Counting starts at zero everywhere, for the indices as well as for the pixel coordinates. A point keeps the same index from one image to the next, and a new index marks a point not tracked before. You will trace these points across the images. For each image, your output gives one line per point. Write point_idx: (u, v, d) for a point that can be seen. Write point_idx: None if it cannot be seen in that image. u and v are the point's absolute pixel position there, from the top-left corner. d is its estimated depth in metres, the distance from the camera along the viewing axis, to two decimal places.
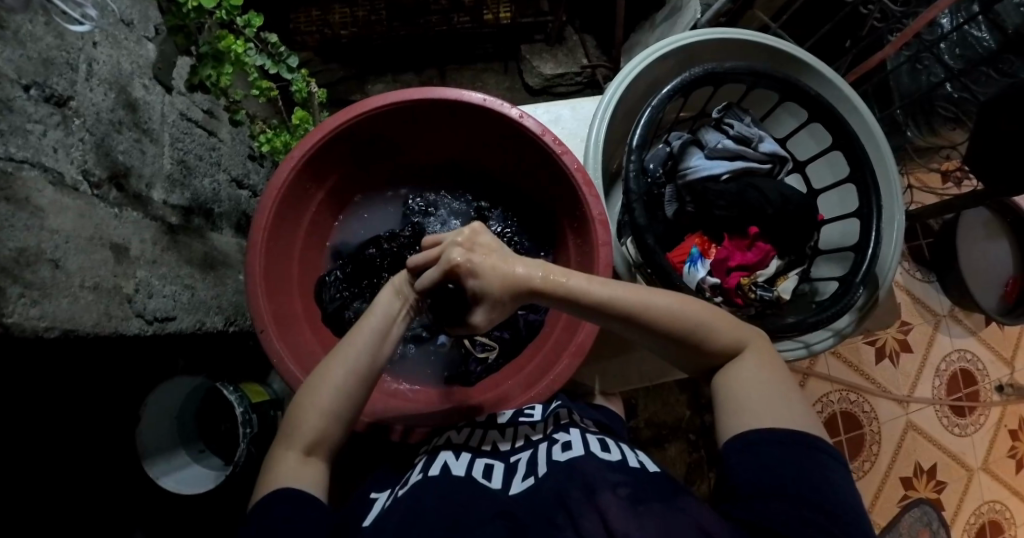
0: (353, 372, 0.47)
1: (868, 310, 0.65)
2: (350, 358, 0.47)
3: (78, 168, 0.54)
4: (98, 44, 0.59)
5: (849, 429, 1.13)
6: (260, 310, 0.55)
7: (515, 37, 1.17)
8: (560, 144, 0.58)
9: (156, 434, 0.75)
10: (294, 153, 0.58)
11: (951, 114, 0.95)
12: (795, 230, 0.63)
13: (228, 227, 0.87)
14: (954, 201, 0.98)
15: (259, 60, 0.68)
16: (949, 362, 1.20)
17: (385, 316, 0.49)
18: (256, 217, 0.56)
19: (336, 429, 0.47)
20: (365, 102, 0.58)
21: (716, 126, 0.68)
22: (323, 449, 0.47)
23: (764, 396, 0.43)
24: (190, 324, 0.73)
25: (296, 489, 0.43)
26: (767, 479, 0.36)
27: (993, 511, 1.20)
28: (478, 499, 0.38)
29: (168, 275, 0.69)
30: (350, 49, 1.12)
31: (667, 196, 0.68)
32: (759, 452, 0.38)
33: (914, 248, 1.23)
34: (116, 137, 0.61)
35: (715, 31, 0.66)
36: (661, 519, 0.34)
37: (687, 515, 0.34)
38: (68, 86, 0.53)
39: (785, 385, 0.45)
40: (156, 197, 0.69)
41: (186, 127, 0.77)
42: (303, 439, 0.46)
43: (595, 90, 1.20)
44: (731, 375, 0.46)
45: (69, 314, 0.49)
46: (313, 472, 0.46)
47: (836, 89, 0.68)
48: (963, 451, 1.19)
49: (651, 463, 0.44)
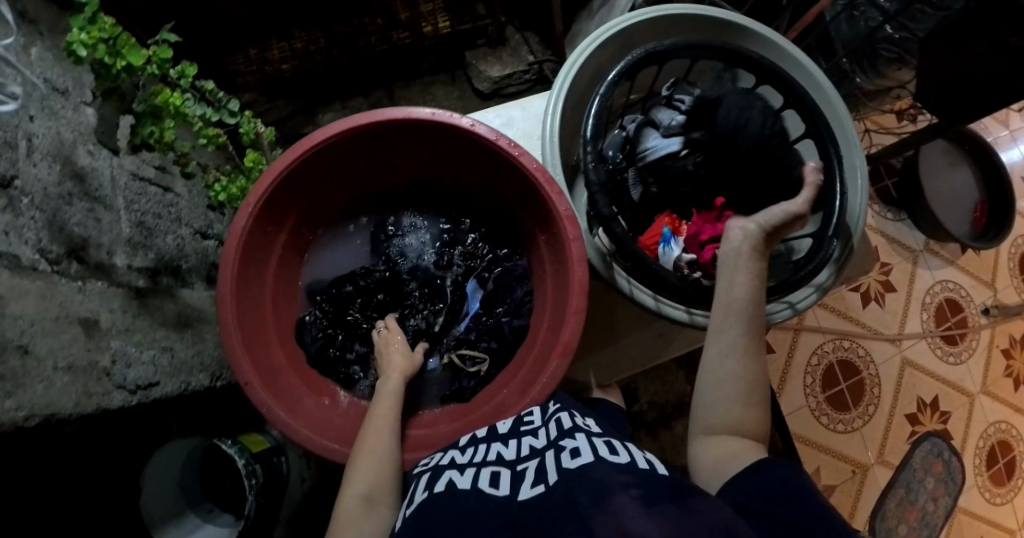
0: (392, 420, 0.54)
1: (845, 261, 0.65)
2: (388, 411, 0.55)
3: (34, 248, 0.52)
4: (34, 117, 0.57)
5: (848, 377, 1.15)
6: (240, 363, 0.54)
7: (457, 45, 1.17)
8: (515, 146, 0.58)
9: (159, 504, 0.73)
10: (249, 198, 0.56)
11: (894, 54, 0.97)
12: None
13: (199, 281, 0.86)
14: (912, 138, 1.00)
15: (200, 110, 0.67)
16: (933, 294, 1.23)
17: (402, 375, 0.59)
18: (221, 270, 0.55)
19: (391, 476, 0.50)
20: (313, 135, 0.57)
21: (667, 104, 0.69)
22: (382, 498, 0.48)
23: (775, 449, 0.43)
24: (174, 386, 0.71)
25: None
26: (775, 487, 0.37)
27: (999, 431, 1.23)
28: (485, 514, 0.37)
29: (145, 340, 0.67)
30: (295, 82, 1.11)
31: (631, 180, 0.67)
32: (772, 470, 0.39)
33: (880, 190, 1.24)
34: (67, 210, 0.59)
35: (650, 10, 0.66)
36: (674, 520, 0.32)
37: (700, 517, 0.33)
38: (10, 166, 0.51)
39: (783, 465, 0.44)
40: (119, 263, 0.67)
41: (140, 187, 0.75)
42: (361, 487, 0.48)
43: (545, 85, 1.20)
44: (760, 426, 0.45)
45: (46, 400, 0.48)
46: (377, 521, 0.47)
47: (778, 48, 0.68)
48: (961, 378, 1.22)
49: (660, 465, 0.43)
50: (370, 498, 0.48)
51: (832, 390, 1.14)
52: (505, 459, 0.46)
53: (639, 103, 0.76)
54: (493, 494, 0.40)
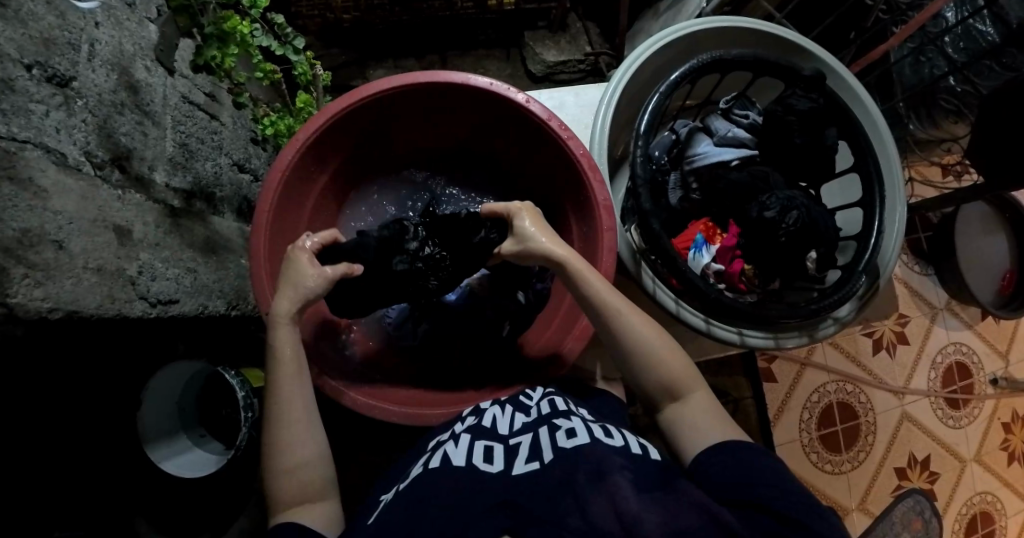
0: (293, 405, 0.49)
1: (869, 298, 0.65)
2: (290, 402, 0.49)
3: (80, 150, 0.53)
4: (100, 24, 0.58)
5: (845, 419, 1.15)
6: (264, 292, 0.55)
7: (518, 23, 1.18)
8: (566, 129, 0.59)
9: (159, 420, 0.74)
10: (298, 136, 0.58)
11: (952, 106, 0.95)
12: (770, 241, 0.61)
13: (229, 211, 0.87)
14: (953, 194, 0.98)
15: (263, 42, 0.69)
16: (945, 355, 1.22)
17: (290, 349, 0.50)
18: (260, 198, 0.56)
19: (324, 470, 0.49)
20: (372, 84, 0.58)
21: (724, 115, 0.68)
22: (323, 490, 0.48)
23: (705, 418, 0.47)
24: (192, 307, 0.71)
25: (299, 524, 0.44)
26: (741, 476, 0.38)
27: (984, 501, 1.22)
28: (484, 488, 0.38)
29: (171, 258, 0.68)
30: (353, 33, 1.12)
31: (671, 183, 0.69)
32: (733, 456, 0.41)
33: (913, 241, 1.23)
34: (117, 119, 0.60)
35: (717, 20, 0.66)
36: (667, 509, 0.35)
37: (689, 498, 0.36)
38: (70, 67, 0.52)
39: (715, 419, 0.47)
40: (158, 179, 0.68)
41: (188, 110, 0.76)
42: (297, 483, 0.47)
43: (597, 78, 1.20)
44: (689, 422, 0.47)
45: (72, 296, 0.48)
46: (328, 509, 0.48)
47: (841, 78, 0.67)
48: (956, 442, 1.21)
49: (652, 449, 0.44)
50: (313, 489, 0.47)
51: (827, 430, 1.14)
52: (497, 432, 0.47)
53: (694, 110, 0.76)
54: (488, 470, 0.41)
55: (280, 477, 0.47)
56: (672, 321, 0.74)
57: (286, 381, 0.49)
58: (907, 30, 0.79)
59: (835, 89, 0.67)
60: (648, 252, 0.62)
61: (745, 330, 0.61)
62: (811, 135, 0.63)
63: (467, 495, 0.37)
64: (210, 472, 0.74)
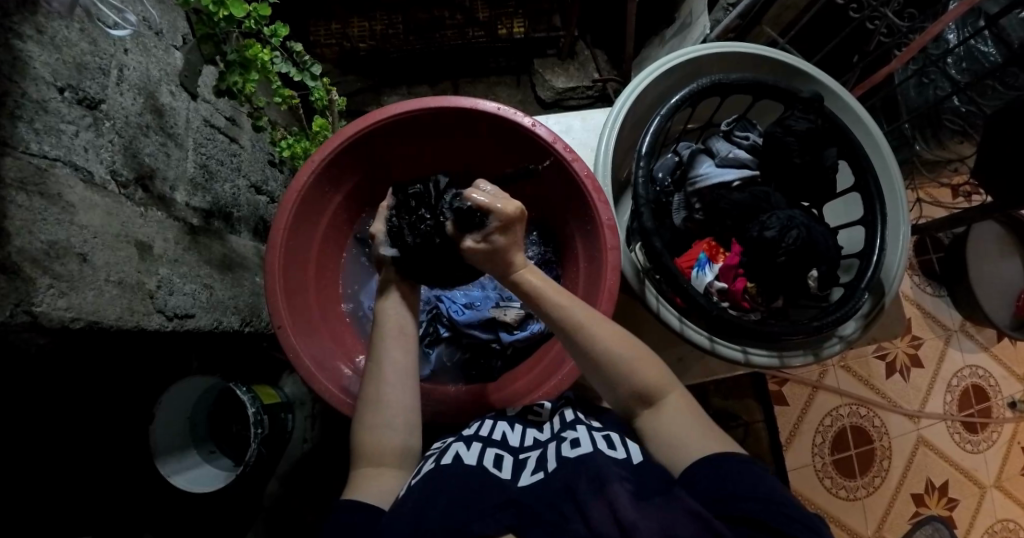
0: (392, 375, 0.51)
1: (873, 318, 0.66)
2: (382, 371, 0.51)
3: (106, 168, 0.56)
4: (128, 51, 0.62)
5: (860, 443, 1.13)
6: (277, 307, 0.57)
7: (528, 51, 1.22)
8: (571, 151, 0.61)
9: (172, 434, 0.75)
10: (314, 157, 0.60)
11: (958, 126, 0.96)
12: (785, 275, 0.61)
13: (246, 230, 0.90)
14: (963, 214, 0.98)
15: (282, 69, 0.73)
16: (960, 378, 1.19)
17: (399, 321, 0.55)
18: (276, 217, 0.59)
19: (401, 436, 0.48)
20: (385, 109, 0.61)
21: (725, 137, 0.70)
22: (394, 459, 0.47)
23: (693, 431, 0.43)
24: (208, 322, 0.73)
25: (362, 497, 0.42)
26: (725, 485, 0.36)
27: (1006, 530, 1.18)
28: (490, 494, 0.39)
29: (188, 273, 0.70)
30: (368, 61, 1.17)
31: (675, 203, 0.70)
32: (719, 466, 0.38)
33: (924, 262, 1.23)
34: (143, 140, 0.63)
35: (722, 45, 0.68)
36: (662, 513, 0.35)
37: (684, 505, 0.35)
38: (99, 90, 0.56)
39: (705, 437, 0.42)
40: (179, 199, 0.71)
41: (210, 133, 0.80)
42: (370, 451, 0.47)
43: (606, 103, 1.23)
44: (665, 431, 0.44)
45: (94, 306, 0.50)
46: (395, 481, 0.46)
47: (841, 100, 0.69)
48: (975, 467, 1.17)
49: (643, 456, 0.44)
50: (380, 459, 0.46)
51: (841, 454, 1.12)
52: (507, 445, 0.48)
53: (697, 132, 0.78)
54: (496, 476, 0.42)
55: (367, 432, 0.48)
56: (677, 340, 0.74)
57: (389, 346, 0.52)
58: (908, 54, 0.80)
59: (835, 112, 0.69)
60: (652, 271, 0.63)
61: (749, 349, 0.62)
62: (810, 155, 0.64)
63: (472, 499, 0.38)
64: (220, 487, 0.75)
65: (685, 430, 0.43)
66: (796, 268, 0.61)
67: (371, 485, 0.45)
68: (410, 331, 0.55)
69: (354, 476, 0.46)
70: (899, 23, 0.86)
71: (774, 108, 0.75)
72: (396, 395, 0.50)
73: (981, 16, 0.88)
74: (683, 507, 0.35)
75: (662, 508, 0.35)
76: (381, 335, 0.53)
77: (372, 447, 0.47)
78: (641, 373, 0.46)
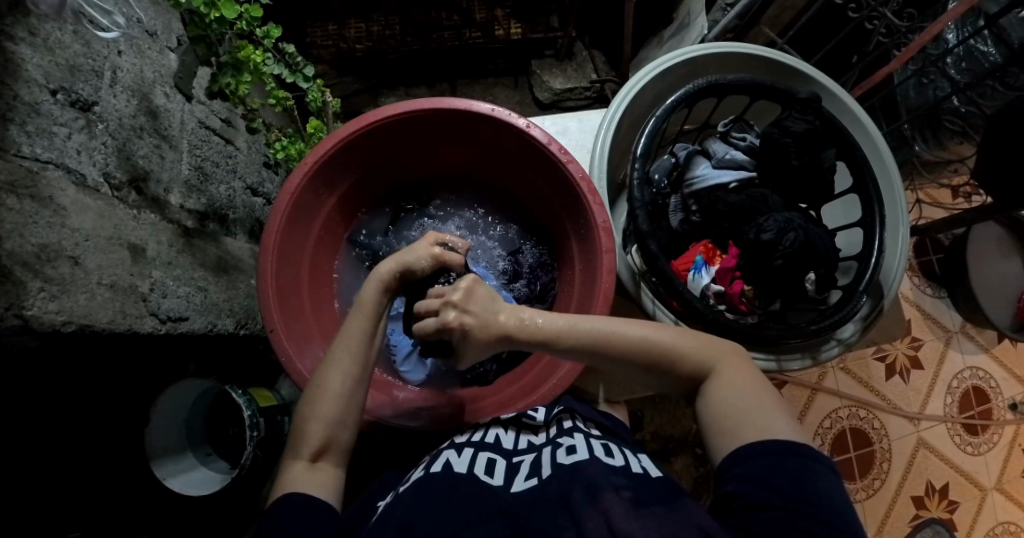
0: (349, 371, 0.49)
1: (871, 321, 0.65)
2: (345, 366, 0.49)
3: (99, 171, 0.56)
4: (122, 52, 0.61)
5: (859, 446, 1.12)
6: (270, 310, 0.57)
7: (525, 53, 1.22)
8: (566, 152, 0.60)
9: (167, 438, 0.75)
10: (308, 160, 0.59)
11: (958, 127, 0.96)
12: (783, 277, 0.60)
13: (242, 232, 0.89)
14: (963, 215, 0.97)
15: (276, 70, 0.72)
16: (960, 380, 1.19)
17: (371, 313, 0.51)
18: (269, 221, 0.58)
19: (345, 433, 0.49)
20: (378, 110, 0.60)
21: (722, 138, 0.70)
22: (333, 455, 0.48)
23: (751, 399, 0.45)
24: (202, 325, 0.72)
25: (303, 494, 0.44)
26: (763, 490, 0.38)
27: (1007, 533, 1.17)
28: (483, 495, 0.39)
29: (183, 276, 0.69)
30: (365, 63, 1.17)
31: (673, 205, 0.70)
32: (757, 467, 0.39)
33: (924, 263, 1.22)
34: (137, 142, 0.63)
35: (718, 46, 0.67)
36: (662, 522, 0.35)
37: (687, 518, 0.36)
38: (93, 92, 0.55)
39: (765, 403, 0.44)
40: (173, 201, 0.70)
41: (204, 135, 0.79)
42: (310, 445, 0.47)
43: (603, 104, 1.23)
44: (724, 404, 0.45)
45: (86, 310, 0.50)
46: (328, 475, 0.47)
47: (838, 101, 0.68)
48: (975, 470, 1.17)
49: (656, 471, 0.44)
50: (323, 453, 0.47)
51: (840, 457, 1.11)
52: (501, 449, 0.49)
53: (694, 133, 0.78)
54: (487, 481, 0.42)
55: (313, 422, 0.47)
56: None
57: (355, 342, 0.50)
58: (907, 55, 0.79)
59: (833, 113, 0.68)
60: (648, 274, 0.64)
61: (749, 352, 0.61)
62: (808, 156, 0.63)
63: (465, 503, 0.38)
64: (214, 490, 0.74)
65: (744, 396, 0.45)
66: (794, 269, 0.60)
67: (308, 479, 0.46)
68: (379, 331, 0.52)
69: (290, 465, 0.47)
70: (896, 22, 0.85)
71: (771, 109, 0.74)
72: (348, 390, 0.49)
73: (980, 16, 0.88)
74: (688, 517, 0.36)
75: (659, 518, 0.35)
76: (349, 328, 0.50)
77: (314, 441, 0.47)
78: (686, 348, 0.48)
